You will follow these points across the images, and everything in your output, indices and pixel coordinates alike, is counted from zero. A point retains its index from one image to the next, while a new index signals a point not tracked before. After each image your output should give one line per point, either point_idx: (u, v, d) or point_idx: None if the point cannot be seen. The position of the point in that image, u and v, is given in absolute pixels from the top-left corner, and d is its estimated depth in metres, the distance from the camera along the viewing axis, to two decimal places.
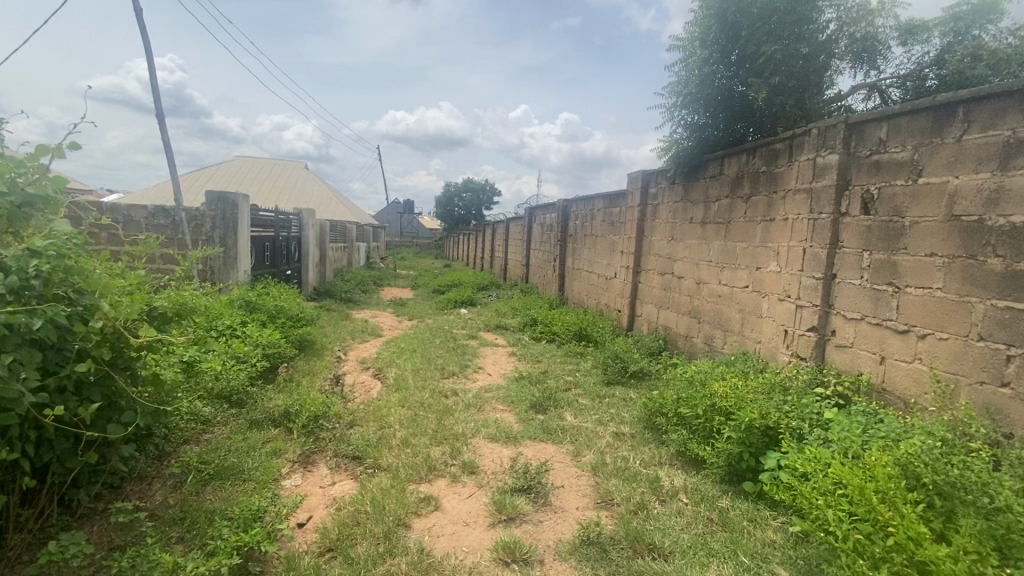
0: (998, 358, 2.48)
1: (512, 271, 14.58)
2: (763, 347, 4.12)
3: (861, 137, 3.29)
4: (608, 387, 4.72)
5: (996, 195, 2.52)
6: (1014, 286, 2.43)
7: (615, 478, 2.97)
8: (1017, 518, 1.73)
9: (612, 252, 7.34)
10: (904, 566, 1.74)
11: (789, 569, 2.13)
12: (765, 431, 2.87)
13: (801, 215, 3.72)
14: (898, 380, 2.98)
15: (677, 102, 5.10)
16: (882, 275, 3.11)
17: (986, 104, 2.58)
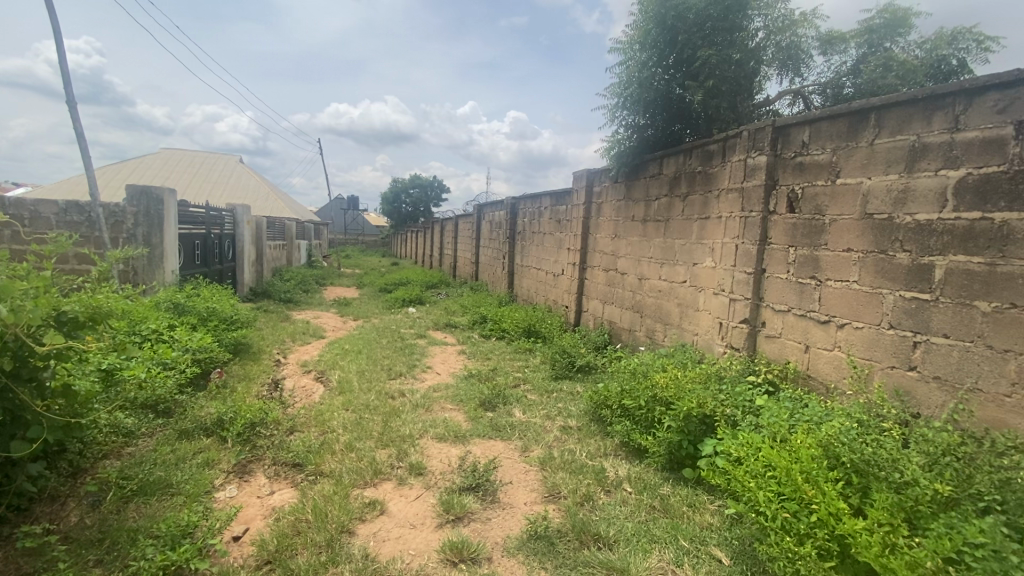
0: (906, 344, 2.71)
1: (461, 268, 14.46)
2: (700, 339, 4.31)
3: (786, 139, 3.50)
4: (556, 382, 4.79)
5: (903, 195, 2.74)
6: (919, 278, 2.66)
7: (562, 471, 3.02)
8: (923, 491, 1.90)
9: (559, 249, 7.44)
10: (826, 540, 1.87)
11: (725, 550, 2.24)
12: (701, 419, 3.00)
13: (734, 213, 3.91)
14: (821, 367, 3.20)
15: (618, 103, 5.23)
16: (805, 269, 3.32)
17: (893, 111, 2.81)
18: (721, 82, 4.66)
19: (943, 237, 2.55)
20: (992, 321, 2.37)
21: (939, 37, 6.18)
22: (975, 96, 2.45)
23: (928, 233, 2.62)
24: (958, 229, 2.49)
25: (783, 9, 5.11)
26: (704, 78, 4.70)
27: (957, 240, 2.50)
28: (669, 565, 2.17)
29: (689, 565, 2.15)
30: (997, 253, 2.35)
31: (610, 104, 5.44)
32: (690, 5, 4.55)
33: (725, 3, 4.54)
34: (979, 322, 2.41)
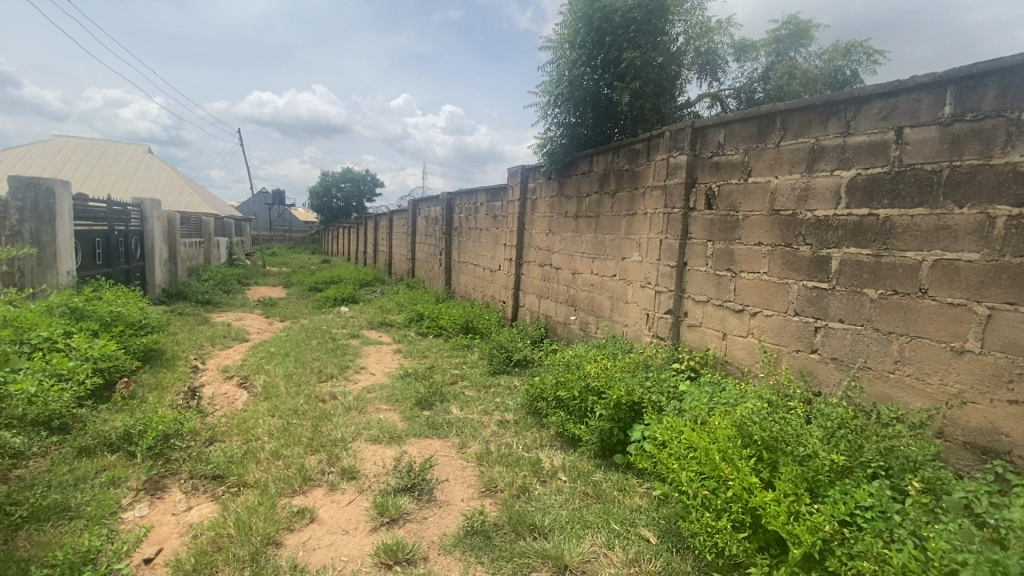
0: (809, 329, 2.97)
1: (397, 265, 14.14)
2: (629, 330, 4.49)
3: (704, 140, 3.71)
4: (493, 377, 4.81)
5: (805, 193, 2.99)
6: (819, 269, 2.92)
7: (499, 465, 3.04)
8: (823, 461, 2.10)
9: (496, 245, 7.46)
10: (741, 512, 2.01)
11: (652, 530, 2.36)
12: (630, 405, 3.14)
13: (658, 210, 4.10)
14: (737, 353, 3.44)
15: (550, 100, 5.32)
16: (722, 262, 3.55)
17: (796, 115, 3.05)
18: (645, 83, 4.86)
19: (838, 231, 2.82)
20: (878, 306, 2.64)
21: (835, 48, 6.81)
22: (862, 103, 2.71)
23: (826, 228, 2.88)
24: (850, 224, 2.76)
25: (701, 15, 5.41)
26: (630, 79, 4.88)
27: (849, 234, 2.76)
28: (600, 549, 2.26)
29: (620, 547, 2.25)
30: (882, 245, 2.62)
31: (542, 102, 5.51)
32: (615, 8, 4.70)
33: (648, 7, 4.72)
34: (868, 307, 2.68)
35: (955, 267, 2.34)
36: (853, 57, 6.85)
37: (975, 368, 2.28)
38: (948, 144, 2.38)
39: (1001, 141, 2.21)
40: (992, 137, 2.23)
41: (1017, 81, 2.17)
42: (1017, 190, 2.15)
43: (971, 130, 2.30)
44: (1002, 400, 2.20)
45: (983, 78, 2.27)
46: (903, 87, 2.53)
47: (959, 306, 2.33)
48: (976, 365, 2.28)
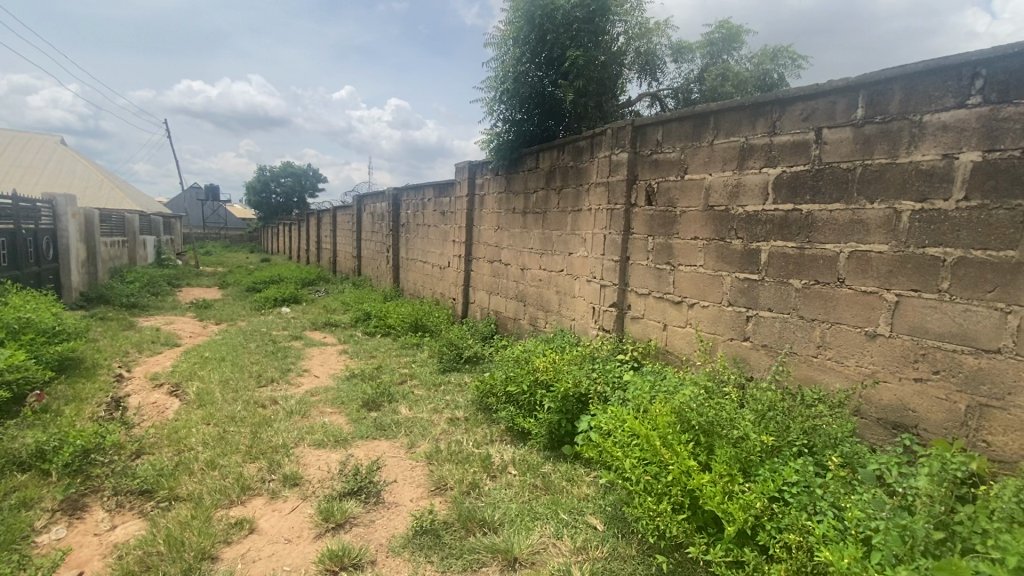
0: (741, 319, 3.14)
1: (342, 263, 13.72)
2: (577, 323, 4.58)
3: (643, 138, 3.83)
4: (443, 375, 4.77)
5: (736, 189, 3.15)
6: (749, 261, 3.09)
7: (449, 463, 3.02)
8: (754, 442, 2.23)
9: (444, 241, 7.39)
10: (680, 495, 2.09)
11: (599, 517, 2.43)
12: (576, 397, 3.21)
13: (602, 206, 4.19)
14: (677, 343, 3.59)
15: (495, 96, 5.33)
16: (662, 255, 3.69)
17: (728, 115, 3.21)
18: (588, 82, 4.99)
19: (766, 226, 2.99)
20: (802, 295, 2.83)
21: (764, 53, 7.20)
22: (786, 105, 2.88)
23: (755, 222, 3.05)
24: (777, 218, 2.93)
25: (640, 16, 5.58)
26: (574, 78, 4.98)
27: (776, 228, 2.94)
28: (549, 539, 2.30)
29: (568, 536, 2.30)
30: (805, 238, 2.81)
31: (487, 98, 5.50)
32: (558, 6, 4.78)
33: (590, 6, 4.82)
34: (793, 297, 2.87)
35: (868, 258, 2.54)
36: (779, 62, 7.28)
37: (885, 349, 2.49)
38: (860, 144, 2.57)
39: (906, 142, 2.40)
40: (898, 137, 2.43)
41: (919, 87, 2.37)
42: (919, 187, 2.36)
43: (880, 131, 2.50)
44: (908, 378, 2.42)
45: (890, 83, 2.47)
46: (821, 91, 2.71)
47: (872, 293, 2.53)
48: (886, 347, 2.49)
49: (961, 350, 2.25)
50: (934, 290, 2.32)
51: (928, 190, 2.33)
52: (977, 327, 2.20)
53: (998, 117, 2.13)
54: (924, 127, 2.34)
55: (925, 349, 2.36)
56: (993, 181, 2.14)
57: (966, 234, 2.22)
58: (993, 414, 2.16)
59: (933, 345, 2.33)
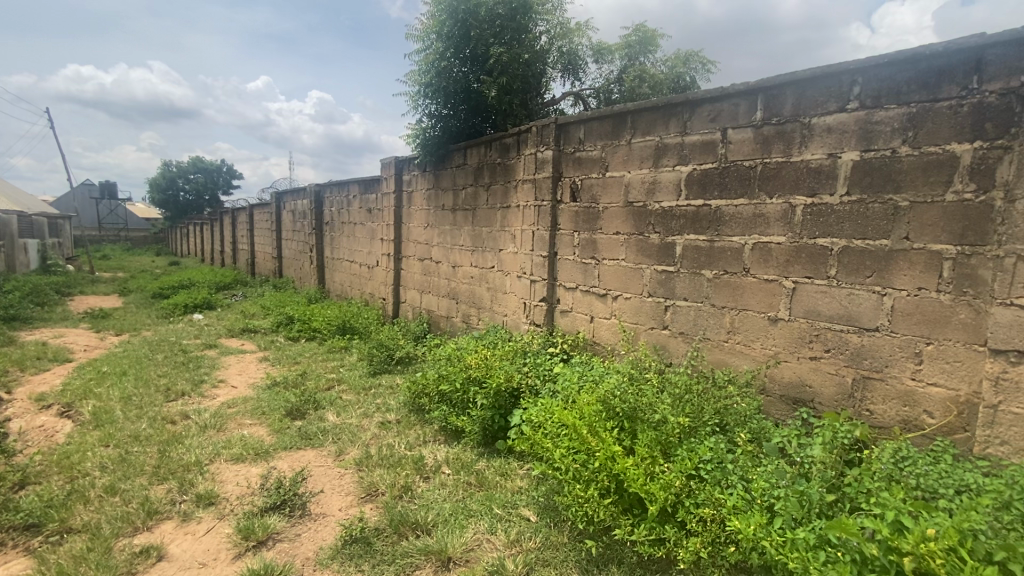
0: (661, 308, 3.32)
1: (261, 264, 12.93)
2: (508, 319, 4.62)
3: (566, 135, 3.92)
4: (373, 378, 4.63)
5: (653, 186, 3.32)
6: (666, 254, 3.26)
7: (380, 468, 2.95)
8: (673, 424, 2.37)
9: (371, 239, 7.16)
10: (606, 480, 2.17)
11: (532, 508, 2.48)
12: (508, 392, 3.24)
13: (529, 203, 4.25)
14: (604, 334, 3.72)
15: (419, 90, 5.24)
16: (587, 250, 3.80)
17: (643, 115, 3.36)
18: (513, 79, 5.17)
19: (680, 220, 3.17)
20: (713, 285, 3.03)
21: (677, 57, 7.61)
22: (695, 106, 3.06)
23: (670, 217, 3.22)
24: (690, 213, 3.11)
25: (561, 17, 5.81)
26: (498, 74, 5.11)
27: (689, 223, 3.12)
28: (483, 535, 2.31)
29: (502, 530, 2.32)
30: (714, 232, 3.00)
31: (411, 92, 5.39)
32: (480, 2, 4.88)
33: (511, 5, 5.03)
34: (705, 286, 3.06)
35: (769, 249, 2.76)
36: (691, 65, 7.72)
37: (786, 332, 2.73)
38: (760, 144, 2.78)
39: (798, 142, 2.64)
40: (791, 138, 2.66)
41: (808, 91, 2.60)
42: (810, 183, 2.60)
43: (776, 132, 2.72)
44: (805, 357, 2.66)
45: (783, 88, 2.69)
46: (724, 94, 2.90)
47: (773, 281, 2.76)
48: (786, 329, 2.72)
49: (847, 329, 2.51)
50: (825, 276, 2.57)
51: (817, 186, 2.57)
52: (859, 308, 2.47)
53: (872, 121, 2.39)
54: (813, 129, 2.58)
55: (818, 330, 2.61)
56: (869, 177, 2.40)
57: (848, 226, 2.47)
58: (873, 384, 2.44)
59: (825, 326, 2.59)
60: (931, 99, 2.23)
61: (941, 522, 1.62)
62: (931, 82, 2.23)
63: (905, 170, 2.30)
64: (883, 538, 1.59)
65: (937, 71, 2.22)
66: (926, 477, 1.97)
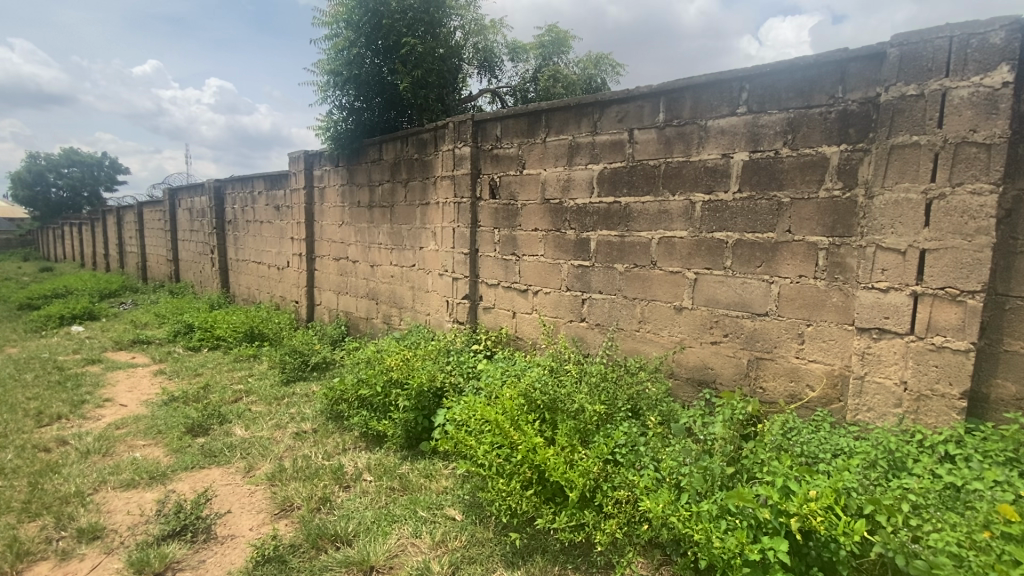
0: (579, 302, 3.43)
1: (154, 268, 11.72)
2: (431, 317, 4.55)
3: (483, 132, 3.92)
4: (286, 387, 4.36)
5: (568, 183, 3.41)
6: (582, 250, 3.38)
7: (296, 481, 2.79)
8: (590, 412, 2.47)
9: (281, 239, 6.73)
10: (528, 473, 2.21)
11: (458, 507, 2.47)
12: (431, 392, 3.19)
13: (448, 200, 4.20)
14: (525, 329, 3.79)
15: (328, 81, 4.99)
16: (507, 247, 3.84)
17: (557, 115, 3.44)
18: (428, 73, 5.11)
19: (593, 217, 3.30)
20: (625, 277, 3.18)
21: (588, 58, 7.88)
22: (604, 107, 3.18)
23: (585, 214, 3.34)
24: (602, 210, 3.25)
25: (474, 13, 5.80)
26: (413, 67, 5.02)
27: (602, 219, 3.26)
28: (407, 539, 2.27)
29: (427, 532, 2.29)
30: (625, 227, 3.15)
31: (320, 82, 5.12)
32: None
33: None
34: (618, 279, 3.21)
35: (673, 243, 2.95)
36: (602, 67, 8.03)
37: (690, 320, 2.93)
38: (663, 144, 2.95)
39: (696, 143, 2.83)
40: (690, 139, 2.85)
41: (704, 96, 2.79)
42: (707, 181, 2.80)
43: (677, 133, 2.90)
44: (707, 342, 2.88)
45: (682, 92, 2.87)
46: (630, 96, 3.05)
47: (677, 273, 2.95)
48: (690, 317, 2.92)
49: (742, 315, 2.74)
50: (722, 267, 2.79)
51: (713, 184, 2.78)
52: (751, 295, 2.70)
53: (758, 124, 2.62)
54: (708, 130, 2.78)
55: (717, 317, 2.83)
56: (756, 176, 2.63)
57: (740, 221, 2.70)
58: (765, 364, 2.69)
59: (723, 313, 2.81)
60: (806, 106, 2.48)
61: (821, 483, 1.83)
62: (805, 90, 2.48)
63: (786, 169, 2.54)
64: (774, 502, 1.77)
65: (810, 80, 2.47)
66: (808, 445, 2.20)
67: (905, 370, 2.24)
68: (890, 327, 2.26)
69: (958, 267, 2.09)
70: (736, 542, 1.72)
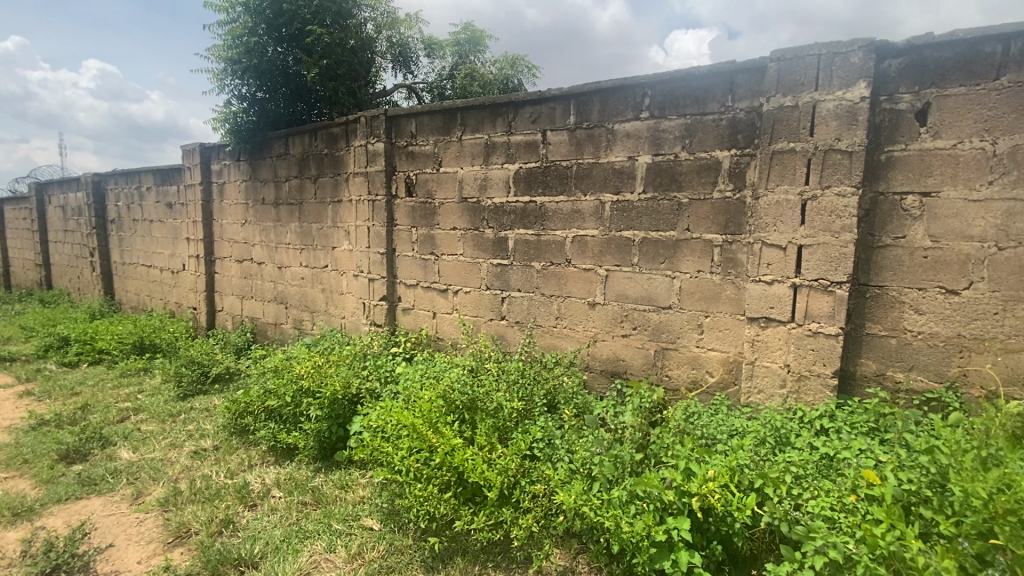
0: (498, 300, 3.45)
1: (18, 274, 10.23)
2: (347, 320, 4.36)
3: (398, 128, 3.82)
4: (182, 402, 3.98)
5: (485, 182, 3.42)
6: (500, 248, 3.40)
7: (193, 504, 2.56)
8: (508, 411, 2.50)
9: (175, 239, 6.14)
10: (448, 475, 2.18)
11: (375, 516, 2.39)
12: (346, 399, 3.05)
13: (362, 197, 4.04)
14: (446, 329, 3.75)
15: (225, 68, 4.62)
16: (425, 246, 3.78)
17: (471, 112, 3.43)
18: (337, 65, 4.89)
19: (510, 216, 3.33)
20: (542, 275, 3.24)
21: (504, 59, 7.95)
22: (518, 107, 3.22)
23: (502, 213, 3.36)
24: (518, 209, 3.29)
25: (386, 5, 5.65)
26: (320, 58, 4.78)
27: (519, 218, 3.30)
28: (321, 555, 2.17)
29: (342, 546, 2.20)
30: (541, 226, 3.21)
31: (215, 69, 4.73)
32: None
33: None
34: (536, 277, 3.27)
35: (586, 241, 3.05)
36: (517, 68, 8.16)
37: (602, 315, 3.05)
38: (574, 145, 3.04)
39: (605, 145, 2.94)
40: (599, 141, 2.96)
41: (611, 100, 2.91)
42: (615, 182, 2.92)
43: (587, 136, 3.00)
44: (618, 335, 3.01)
45: (591, 95, 2.96)
46: (542, 97, 3.11)
47: (590, 270, 3.06)
48: (603, 312, 3.04)
49: (649, 309, 2.90)
50: (630, 264, 2.93)
51: (621, 185, 2.91)
52: (656, 290, 2.86)
53: (660, 129, 2.77)
54: (616, 133, 2.91)
55: (627, 311, 2.97)
56: (659, 177, 2.79)
57: (645, 220, 2.85)
58: (670, 354, 2.86)
59: (632, 307, 2.95)
60: (701, 113, 2.66)
61: (718, 463, 1.98)
62: (700, 98, 2.67)
63: (684, 172, 2.72)
64: (678, 484, 1.89)
65: (705, 89, 2.65)
66: (708, 427, 2.38)
67: (788, 354, 2.48)
68: (775, 316, 2.49)
69: (829, 261, 2.34)
70: (643, 525, 1.82)
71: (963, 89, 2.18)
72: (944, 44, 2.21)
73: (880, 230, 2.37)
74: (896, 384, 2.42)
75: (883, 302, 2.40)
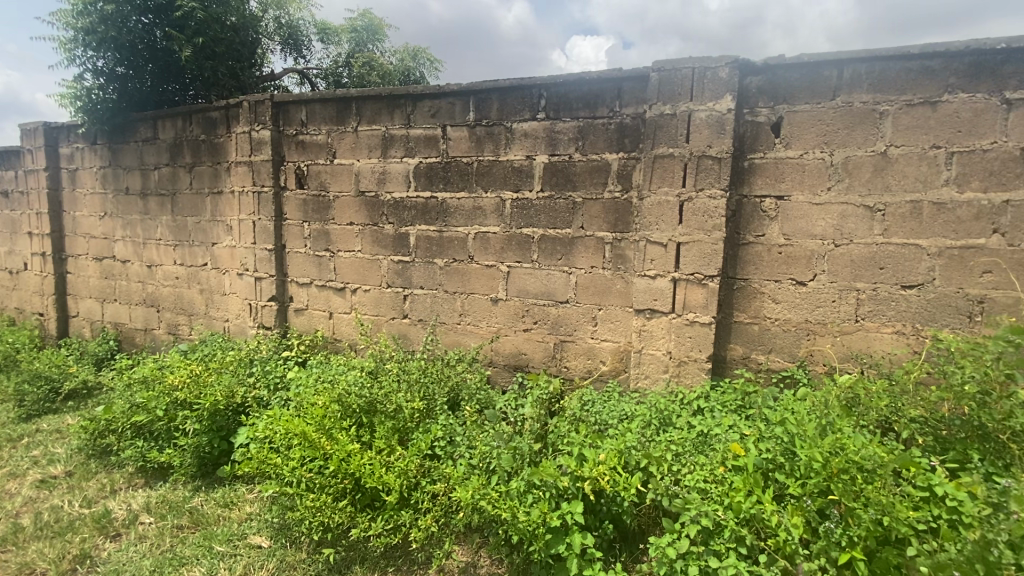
0: (399, 298, 3.38)
1: None
2: (231, 323, 4.01)
3: (286, 115, 3.57)
4: (24, 424, 3.43)
5: (383, 176, 3.31)
6: (400, 244, 3.32)
7: (39, 541, 2.24)
8: (407, 412, 2.45)
9: (13, 234, 5.23)
10: (344, 483, 2.11)
11: (263, 533, 2.24)
12: (229, 410, 2.81)
13: (246, 189, 3.72)
14: (344, 330, 3.60)
15: (75, 37, 4.02)
16: (320, 242, 3.58)
17: (368, 103, 3.30)
18: (215, 43, 4.41)
19: (410, 211, 3.26)
20: (445, 272, 3.22)
21: (405, 50, 7.75)
22: (416, 100, 3.16)
23: (401, 208, 3.29)
24: (418, 205, 3.23)
25: None
26: (194, 34, 4.30)
27: (419, 214, 3.24)
28: None
29: (225, 569, 2.04)
30: (442, 222, 3.19)
31: (63, 37, 4.10)
32: None
33: None
34: (438, 274, 3.24)
35: (487, 237, 3.08)
36: (419, 61, 7.99)
37: (504, 310, 3.10)
38: (474, 142, 3.05)
39: (503, 143, 2.98)
40: (498, 140, 2.99)
41: (508, 99, 2.96)
42: (514, 180, 2.98)
43: (486, 133, 3.02)
44: (519, 330, 3.08)
45: (488, 94, 2.99)
46: (441, 92, 3.08)
47: (492, 266, 3.09)
48: (505, 308, 3.10)
49: (548, 303, 3.00)
50: (529, 260, 3.00)
51: (520, 183, 2.97)
52: (554, 285, 2.97)
53: (555, 130, 2.87)
54: (514, 132, 2.96)
55: (527, 306, 3.05)
56: (555, 177, 2.89)
57: (543, 217, 2.94)
58: (568, 346, 2.99)
59: (532, 302, 3.03)
60: (592, 116, 2.80)
61: (607, 447, 2.11)
62: (592, 102, 2.80)
63: (578, 172, 2.84)
64: (572, 470, 2.00)
65: (595, 93, 2.78)
66: (600, 414, 2.52)
67: (670, 342, 2.70)
68: (659, 308, 2.70)
69: (702, 257, 2.59)
70: (539, 513, 1.90)
71: (808, 107, 2.51)
72: (793, 66, 2.51)
73: (745, 229, 2.66)
74: (758, 365, 2.74)
75: (747, 293, 2.70)
